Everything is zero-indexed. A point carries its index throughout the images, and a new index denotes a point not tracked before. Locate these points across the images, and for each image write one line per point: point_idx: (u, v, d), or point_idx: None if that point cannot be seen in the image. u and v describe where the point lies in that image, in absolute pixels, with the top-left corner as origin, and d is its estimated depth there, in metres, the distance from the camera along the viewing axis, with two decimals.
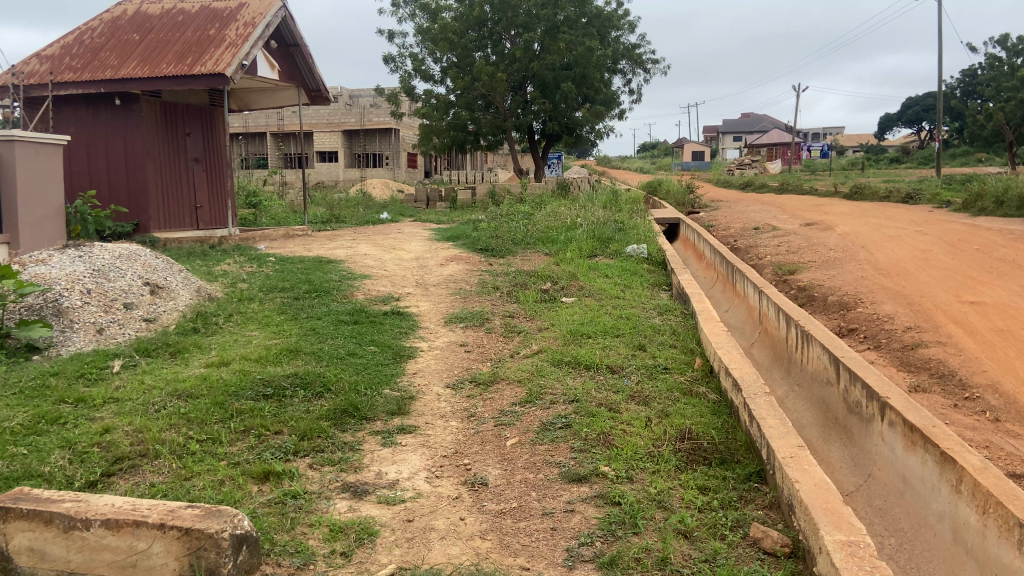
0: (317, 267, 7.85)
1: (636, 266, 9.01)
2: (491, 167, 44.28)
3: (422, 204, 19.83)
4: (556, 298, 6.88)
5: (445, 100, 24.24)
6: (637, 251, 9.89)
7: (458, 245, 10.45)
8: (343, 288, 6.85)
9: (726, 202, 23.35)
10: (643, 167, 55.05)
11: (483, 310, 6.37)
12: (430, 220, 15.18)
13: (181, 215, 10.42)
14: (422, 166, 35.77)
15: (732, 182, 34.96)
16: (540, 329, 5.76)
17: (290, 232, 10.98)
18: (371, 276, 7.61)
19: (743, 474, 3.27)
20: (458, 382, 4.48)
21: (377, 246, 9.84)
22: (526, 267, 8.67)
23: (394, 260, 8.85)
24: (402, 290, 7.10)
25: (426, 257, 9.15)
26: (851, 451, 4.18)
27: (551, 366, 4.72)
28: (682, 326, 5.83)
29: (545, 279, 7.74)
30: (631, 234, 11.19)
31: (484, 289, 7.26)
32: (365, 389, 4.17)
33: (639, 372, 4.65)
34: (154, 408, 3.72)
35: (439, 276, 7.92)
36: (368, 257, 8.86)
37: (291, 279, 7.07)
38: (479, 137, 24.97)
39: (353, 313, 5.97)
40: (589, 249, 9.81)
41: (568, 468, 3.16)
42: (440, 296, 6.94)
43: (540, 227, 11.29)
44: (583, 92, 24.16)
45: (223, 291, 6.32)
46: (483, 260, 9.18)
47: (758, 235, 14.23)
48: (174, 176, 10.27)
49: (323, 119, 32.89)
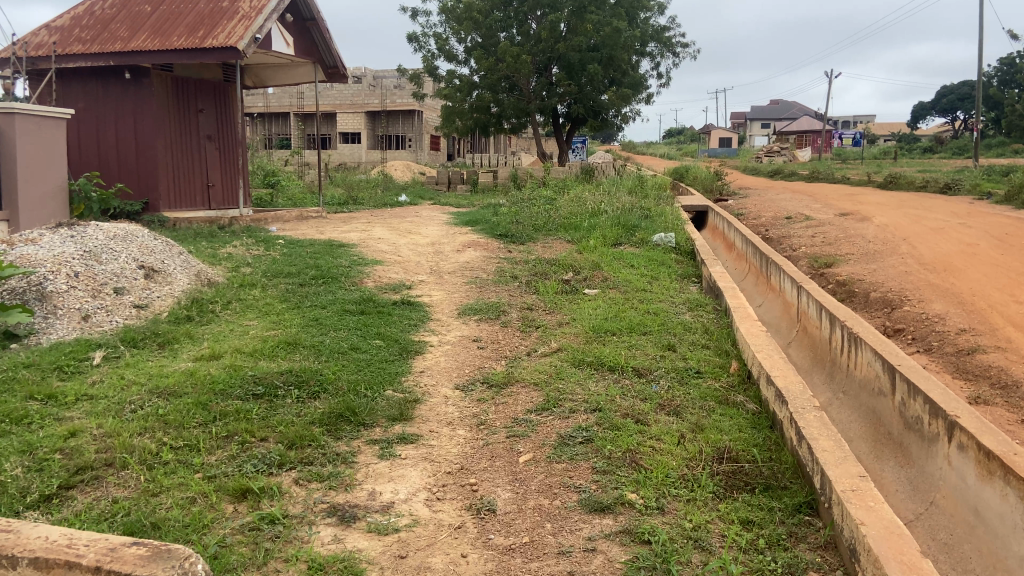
0: (327, 251, 7.45)
1: (663, 256, 8.53)
2: (515, 151, 43.69)
3: (443, 187, 19.35)
4: (579, 290, 6.42)
5: (468, 82, 23.71)
6: (664, 240, 9.40)
7: (477, 230, 10.03)
8: (352, 275, 6.45)
9: (756, 190, 22.62)
10: (670, 153, 54.02)
11: (500, 301, 5.92)
12: (449, 203, 14.75)
13: (193, 195, 10.10)
14: (444, 148, 35.31)
15: (761, 170, 33.99)
16: (560, 324, 5.34)
17: (303, 213, 10.62)
18: (383, 262, 7.20)
19: (791, 504, 2.83)
20: (468, 383, 4.06)
21: (392, 230, 9.45)
22: (547, 255, 8.20)
23: (409, 245, 8.43)
24: (415, 278, 6.70)
25: (442, 243, 8.75)
26: (909, 474, 3.71)
27: (570, 368, 4.29)
28: (714, 324, 5.35)
29: (567, 269, 7.30)
30: (658, 222, 10.69)
31: (500, 278, 6.82)
32: (364, 391, 3.79)
33: (668, 376, 4.21)
34: (129, 408, 3.36)
35: (455, 263, 7.49)
36: (382, 241, 8.45)
37: (298, 263, 6.68)
38: (503, 119, 24.47)
39: (360, 303, 5.57)
40: (614, 237, 9.31)
41: (589, 495, 2.74)
42: (455, 284, 6.53)
43: (562, 213, 10.83)
44: (609, 75, 23.50)
45: (225, 275, 5.96)
46: (502, 247, 8.73)
47: (790, 224, 13.63)
48: (186, 154, 9.95)
49: (348, 99, 32.59)
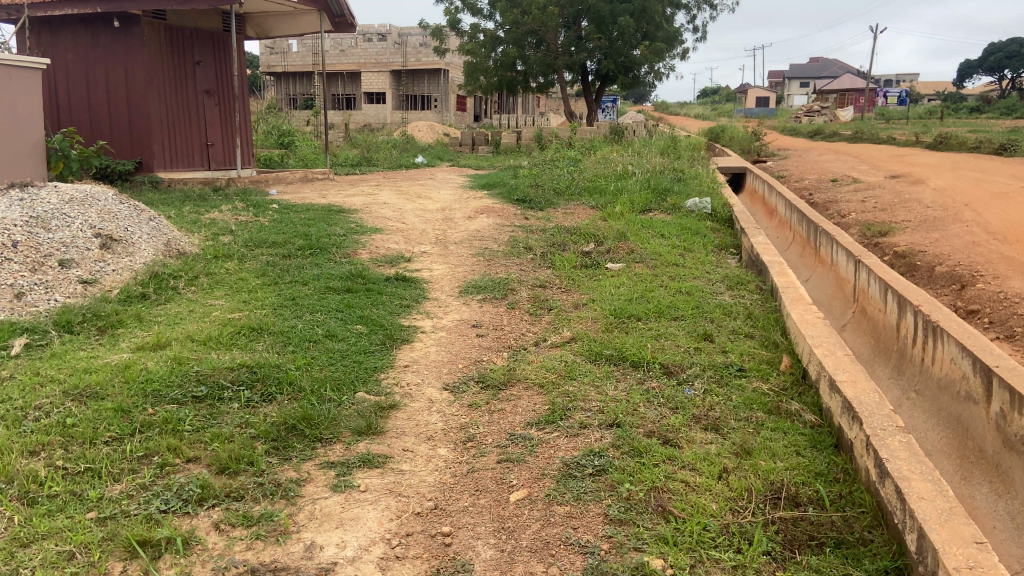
0: (323, 217, 6.75)
1: (697, 224, 7.67)
2: (543, 112, 42.38)
3: (466, 148, 18.47)
4: (600, 264, 5.64)
5: (492, 37, 22.59)
6: (698, 206, 8.52)
7: (494, 194, 9.25)
8: (345, 245, 5.74)
9: (795, 151, 21.34)
10: (705, 113, 52.13)
11: (508, 277, 5.17)
12: (469, 165, 13.93)
13: (192, 154, 9.45)
14: (470, 108, 34.25)
15: (800, 130, 32.36)
16: (577, 306, 4.58)
17: (308, 174, 9.92)
18: (384, 230, 6.48)
19: (876, 572, 2.08)
20: (460, 383, 3.35)
21: (401, 194, 8.72)
22: (568, 223, 7.40)
23: (416, 210, 7.69)
24: (417, 249, 5.98)
25: (453, 208, 8.00)
26: (1011, 508, 2.92)
27: (584, 364, 3.55)
28: (759, 307, 4.55)
29: (587, 239, 6.50)
30: (691, 185, 9.78)
31: (512, 250, 6.05)
32: (330, 393, 3.09)
33: (704, 377, 3.44)
34: (31, 417, 2.71)
35: (464, 232, 6.73)
36: (387, 207, 7.71)
37: (287, 231, 5.98)
38: (529, 77, 23.37)
39: (348, 279, 4.86)
40: (642, 203, 8.46)
41: (598, 561, 2.03)
42: (461, 257, 5.79)
43: (587, 176, 9.97)
44: (642, 28, 22.20)
45: (200, 245, 5.29)
46: (519, 213, 7.94)
47: (836, 188, 12.58)
48: (183, 110, 9.27)
49: (372, 57, 31.61)
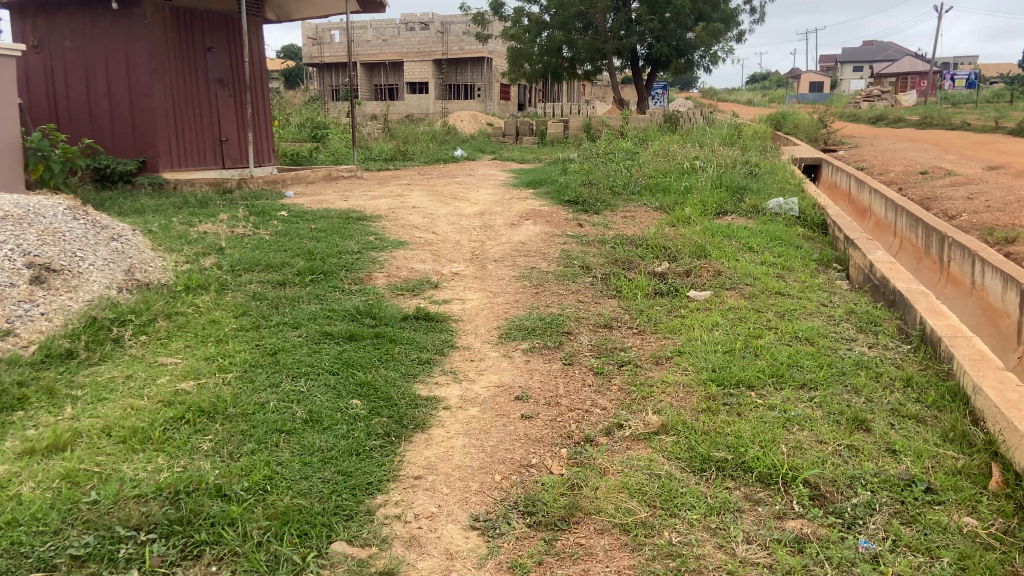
0: (338, 226, 5.63)
1: (788, 230, 6.31)
2: (589, 100, 40.77)
3: (510, 139, 17.24)
4: (680, 291, 4.37)
5: (537, 20, 21.21)
6: (784, 206, 7.14)
7: (540, 192, 8.03)
8: (357, 266, 4.61)
9: (865, 138, 19.50)
10: (760, 99, 49.78)
11: (562, 312, 3.96)
12: (512, 158, 12.70)
13: (204, 152, 8.49)
14: (513, 97, 32.95)
15: (864, 115, 30.20)
16: (658, 360, 3.34)
17: (332, 170, 8.85)
18: (409, 243, 5.33)
19: None
20: (496, 518, 2.17)
21: (434, 195, 7.57)
22: (631, 231, 6.14)
23: (449, 216, 6.53)
24: (446, 270, 4.82)
25: (493, 212, 6.81)
26: None
27: (685, 481, 2.33)
28: (918, 366, 3.23)
29: (659, 255, 5.23)
30: (770, 181, 8.38)
31: (565, 270, 4.83)
32: (288, 552, 1.94)
33: (880, 513, 2.20)
34: None
35: (506, 244, 5.53)
36: (417, 212, 6.56)
37: (289, 248, 4.87)
38: (576, 63, 21.97)
39: (352, 318, 3.71)
40: (717, 204, 7.13)
41: None
42: (501, 280, 4.61)
43: (648, 171, 8.66)
44: (698, 8, 20.54)
45: (173, 270, 4.22)
46: (571, 218, 6.70)
47: (931, 181, 10.97)
48: (193, 102, 8.30)
49: (414, 46, 30.54)
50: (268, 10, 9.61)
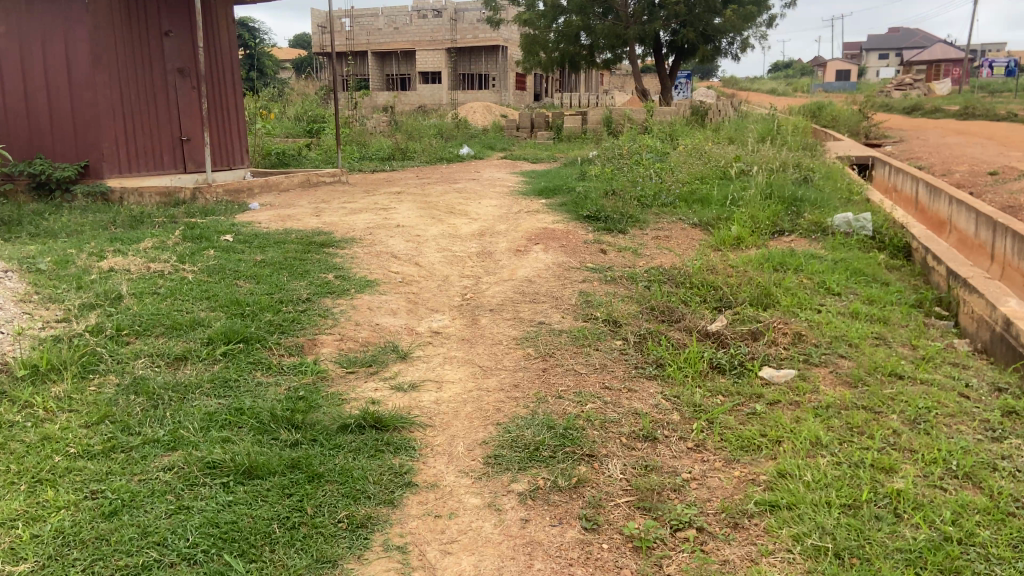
0: (294, 258, 4.41)
1: (867, 259, 4.98)
2: (607, 90, 39.25)
3: (524, 133, 15.89)
4: (748, 369, 3.08)
5: (554, 6, 19.81)
6: (853, 224, 5.72)
7: (554, 203, 6.75)
8: (300, 325, 3.37)
9: (910, 130, 17.91)
10: (785, 89, 47.87)
11: (581, 411, 2.68)
12: (524, 157, 11.41)
13: (161, 154, 7.30)
14: (529, 88, 31.55)
15: (898, 104, 28.42)
16: (738, 524, 2.06)
17: (312, 175, 7.62)
18: (381, 283, 4.09)
19: None
20: None
21: (426, 207, 6.32)
22: (667, 261, 4.86)
23: (440, 238, 5.27)
24: (423, 326, 3.57)
25: (495, 233, 5.55)
26: None
27: None
28: None
29: (711, 303, 3.94)
30: (828, 187, 7.03)
31: (584, 326, 3.56)
32: None
33: None
34: None
35: (507, 282, 4.27)
36: (400, 232, 5.32)
37: (215, 295, 3.65)
38: (596, 51, 20.53)
39: (264, 428, 2.46)
40: (770, 221, 5.81)
41: None
42: (496, 345, 3.34)
43: (681, 177, 7.34)
44: None
45: (31, 335, 3.01)
46: (592, 239, 5.42)
47: (1006, 184, 9.50)
48: (147, 97, 7.10)
49: (427, 34, 29.25)
50: None
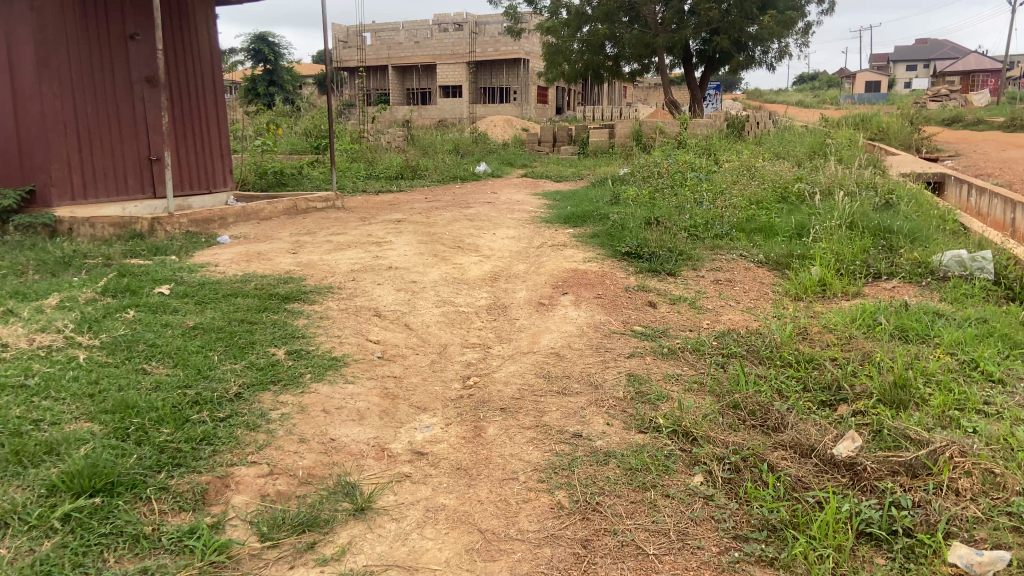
0: (240, 321, 3.30)
1: (1006, 316, 3.72)
2: (631, 103, 38.12)
3: (546, 147, 14.95)
4: (924, 549, 1.87)
5: (578, 13, 18.70)
6: (970, 264, 4.43)
7: (582, 234, 5.58)
8: (211, 447, 2.23)
9: (965, 142, 16.46)
10: (814, 99, 46.36)
11: None
12: (546, 174, 10.27)
13: (126, 175, 6.25)
14: (551, 100, 30.50)
15: (939, 115, 26.90)
16: None
17: (300, 200, 6.55)
18: (350, 362, 2.94)
19: None
20: None
21: (428, 240, 5.18)
22: (738, 321, 3.66)
23: (441, 286, 4.12)
24: (399, 441, 2.41)
25: (511, 278, 4.40)
26: None
27: None
28: None
29: (819, 408, 2.72)
30: (917, 213, 5.77)
31: (640, 444, 2.37)
32: None
33: None
34: None
35: (525, 358, 3.10)
36: (391, 277, 4.19)
37: (101, 390, 2.53)
38: (622, 60, 19.37)
39: None
40: (860, 260, 4.58)
41: None
42: (508, 484, 2.16)
43: (735, 200, 6.13)
44: None
45: None
46: (634, 286, 4.24)
47: None
48: (109, 109, 6.07)
49: (447, 47, 28.38)
50: None
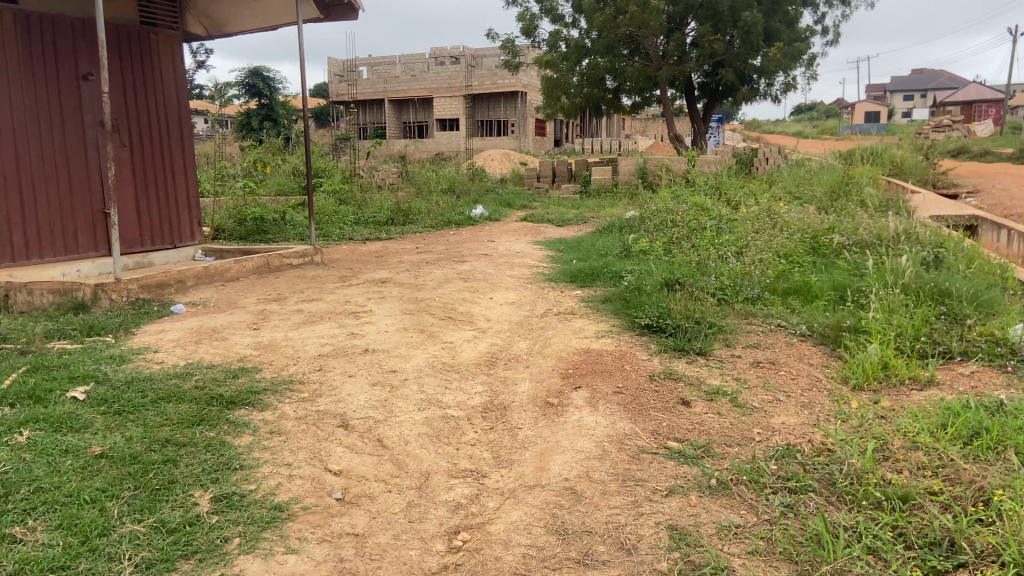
0: (162, 446, 2.59)
1: None
2: (629, 135, 37.77)
3: (546, 185, 14.38)
4: None
5: (577, 46, 18.25)
6: None
7: (591, 298, 4.88)
8: None
9: (980, 176, 15.86)
10: (812, 131, 46.20)
11: None
12: (547, 217, 9.62)
13: (76, 231, 5.55)
14: (550, 133, 30.12)
15: (944, 147, 26.44)
16: None
17: (273, 256, 5.87)
18: (298, 513, 2.22)
19: None
20: None
21: (413, 309, 4.48)
22: (794, 427, 2.94)
23: (425, 376, 3.41)
24: None
25: (510, 362, 3.68)
26: None
27: None
28: None
29: None
30: (972, 269, 5.06)
31: None
32: None
33: None
34: None
35: (531, 499, 2.36)
36: (365, 365, 3.48)
37: None
38: (622, 94, 18.90)
39: None
40: (923, 335, 3.86)
41: None
42: None
43: (761, 254, 5.44)
44: (769, 29, 17.23)
45: None
46: (659, 372, 3.52)
47: None
48: (57, 158, 5.40)
49: (444, 81, 28.05)
50: (193, 19, 6.70)
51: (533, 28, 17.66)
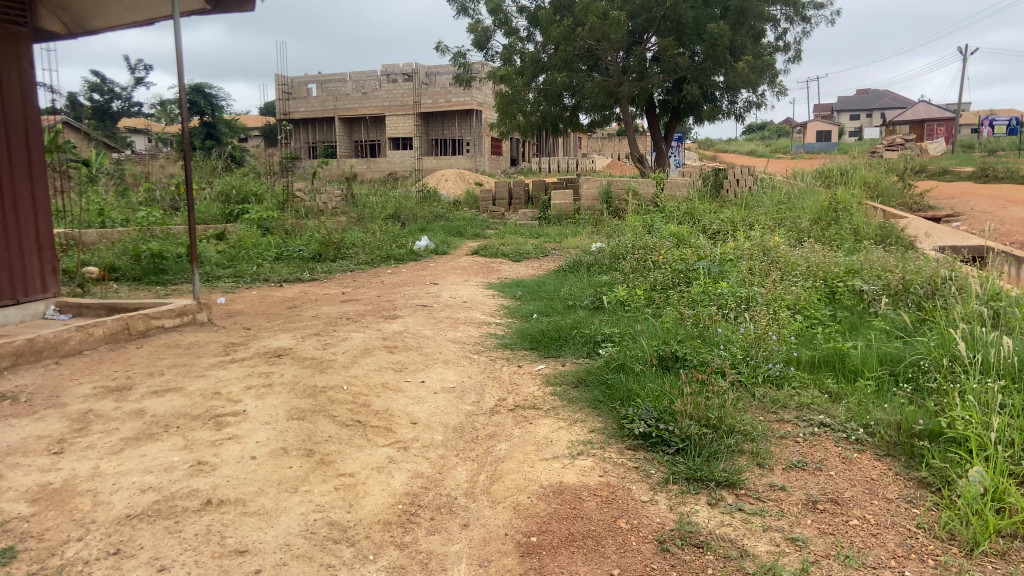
0: None
1: None
2: (587, 154, 36.93)
3: (501, 208, 13.14)
4: None
5: (533, 60, 17.12)
6: None
7: (557, 380, 3.58)
8: None
9: (954, 196, 15.15)
10: (768, 149, 46.17)
11: None
12: (502, 249, 8.33)
13: None
14: (506, 152, 29.02)
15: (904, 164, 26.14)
16: None
17: (136, 318, 4.42)
18: None
19: None
20: None
21: (304, 408, 3.10)
22: None
23: (294, 559, 2.05)
24: None
25: (437, 515, 2.35)
26: None
27: None
28: None
29: None
30: None
31: None
32: None
33: None
34: None
35: None
36: (198, 542, 2.10)
37: None
38: (581, 111, 17.84)
39: None
40: None
41: None
42: None
43: (775, 310, 4.23)
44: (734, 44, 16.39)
45: None
46: (673, 536, 2.23)
47: None
48: None
49: (396, 99, 26.65)
50: (48, 13, 5.30)
51: (485, 40, 16.52)
